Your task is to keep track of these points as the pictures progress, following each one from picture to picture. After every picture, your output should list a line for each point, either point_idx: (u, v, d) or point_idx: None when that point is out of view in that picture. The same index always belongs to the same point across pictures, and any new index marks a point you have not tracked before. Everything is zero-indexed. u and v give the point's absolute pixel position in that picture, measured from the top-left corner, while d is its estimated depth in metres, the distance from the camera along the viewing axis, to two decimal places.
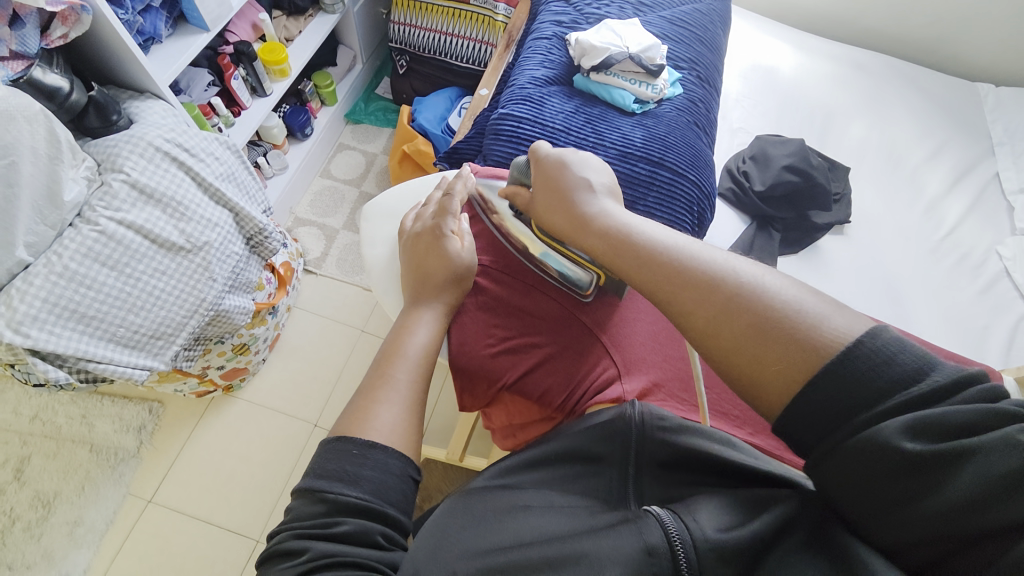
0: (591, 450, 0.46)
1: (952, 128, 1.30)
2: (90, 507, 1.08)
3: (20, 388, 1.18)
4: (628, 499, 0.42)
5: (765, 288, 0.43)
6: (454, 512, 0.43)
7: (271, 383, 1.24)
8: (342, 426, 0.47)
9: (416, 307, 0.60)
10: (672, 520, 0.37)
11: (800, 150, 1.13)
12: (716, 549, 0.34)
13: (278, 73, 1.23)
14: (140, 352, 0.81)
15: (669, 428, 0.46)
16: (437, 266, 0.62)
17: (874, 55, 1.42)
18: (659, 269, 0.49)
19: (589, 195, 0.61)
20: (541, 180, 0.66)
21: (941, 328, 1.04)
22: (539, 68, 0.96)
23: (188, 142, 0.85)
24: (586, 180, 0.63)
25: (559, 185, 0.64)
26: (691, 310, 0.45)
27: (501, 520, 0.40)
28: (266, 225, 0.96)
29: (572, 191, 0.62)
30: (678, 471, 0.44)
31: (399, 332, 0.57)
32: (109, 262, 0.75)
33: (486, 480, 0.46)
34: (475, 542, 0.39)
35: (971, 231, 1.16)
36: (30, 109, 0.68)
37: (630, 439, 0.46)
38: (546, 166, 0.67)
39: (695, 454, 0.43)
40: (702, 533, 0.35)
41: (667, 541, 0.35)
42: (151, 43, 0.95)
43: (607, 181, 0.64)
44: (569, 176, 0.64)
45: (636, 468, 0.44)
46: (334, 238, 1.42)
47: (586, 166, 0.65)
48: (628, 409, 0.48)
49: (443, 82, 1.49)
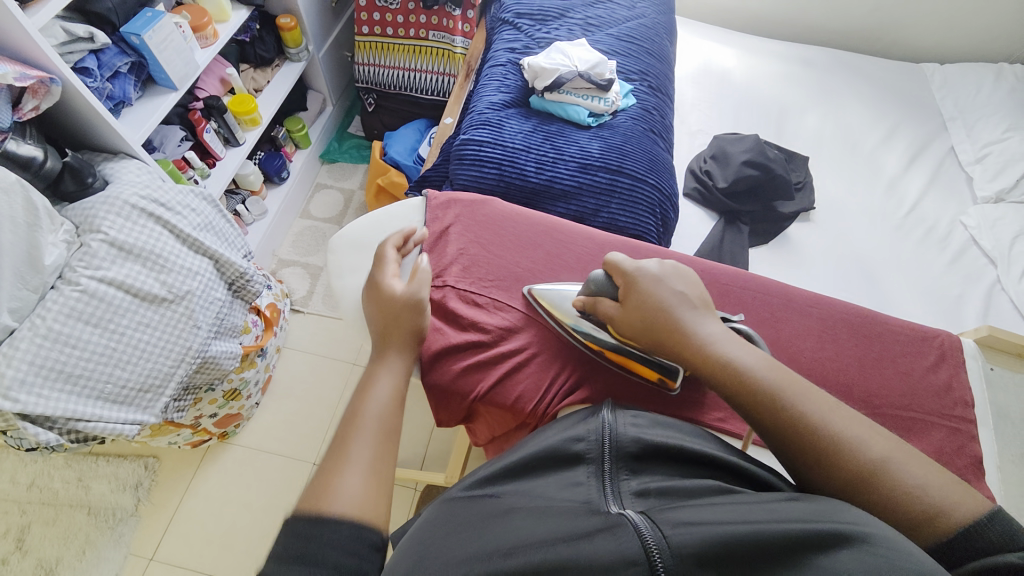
0: (569, 451, 0.47)
1: (903, 109, 1.36)
2: (92, 571, 1.07)
3: (13, 457, 1.17)
4: (607, 497, 0.40)
5: (903, 469, 0.42)
6: (438, 523, 0.42)
7: (267, 426, 1.24)
8: (305, 499, 0.41)
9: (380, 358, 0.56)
10: (648, 528, 0.34)
11: (756, 145, 1.16)
12: (697, 552, 0.31)
13: (249, 122, 1.27)
14: (129, 407, 0.81)
15: (640, 427, 0.48)
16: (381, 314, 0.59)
17: (819, 50, 1.49)
18: (795, 425, 0.45)
19: (692, 314, 0.56)
20: (633, 298, 0.58)
21: (915, 302, 1.07)
22: (496, 93, 1.01)
23: (164, 197, 0.88)
24: (679, 294, 0.57)
25: (660, 299, 0.57)
26: (844, 469, 0.42)
27: (482, 529, 0.39)
28: (247, 269, 0.98)
29: (670, 306, 0.56)
30: (651, 462, 0.44)
31: (362, 391, 0.52)
32: (92, 320, 0.77)
33: (466, 491, 0.46)
34: (454, 555, 0.37)
35: (933, 205, 1.20)
36: (7, 180, 0.71)
37: (604, 436, 0.47)
38: (634, 279, 0.59)
39: (665, 447, 0.45)
40: (678, 534, 0.32)
41: (644, 553, 0.32)
42: (122, 106, 0.98)
43: (699, 292, 0.59)
44: (664, 286, 0.58)
45: (612, 465, 0.44)
46: (318, 276, 1.44)
47: (679, 277, 0.60)
48: (603, 414, 0.50)
49: (412, 115, 1.55)
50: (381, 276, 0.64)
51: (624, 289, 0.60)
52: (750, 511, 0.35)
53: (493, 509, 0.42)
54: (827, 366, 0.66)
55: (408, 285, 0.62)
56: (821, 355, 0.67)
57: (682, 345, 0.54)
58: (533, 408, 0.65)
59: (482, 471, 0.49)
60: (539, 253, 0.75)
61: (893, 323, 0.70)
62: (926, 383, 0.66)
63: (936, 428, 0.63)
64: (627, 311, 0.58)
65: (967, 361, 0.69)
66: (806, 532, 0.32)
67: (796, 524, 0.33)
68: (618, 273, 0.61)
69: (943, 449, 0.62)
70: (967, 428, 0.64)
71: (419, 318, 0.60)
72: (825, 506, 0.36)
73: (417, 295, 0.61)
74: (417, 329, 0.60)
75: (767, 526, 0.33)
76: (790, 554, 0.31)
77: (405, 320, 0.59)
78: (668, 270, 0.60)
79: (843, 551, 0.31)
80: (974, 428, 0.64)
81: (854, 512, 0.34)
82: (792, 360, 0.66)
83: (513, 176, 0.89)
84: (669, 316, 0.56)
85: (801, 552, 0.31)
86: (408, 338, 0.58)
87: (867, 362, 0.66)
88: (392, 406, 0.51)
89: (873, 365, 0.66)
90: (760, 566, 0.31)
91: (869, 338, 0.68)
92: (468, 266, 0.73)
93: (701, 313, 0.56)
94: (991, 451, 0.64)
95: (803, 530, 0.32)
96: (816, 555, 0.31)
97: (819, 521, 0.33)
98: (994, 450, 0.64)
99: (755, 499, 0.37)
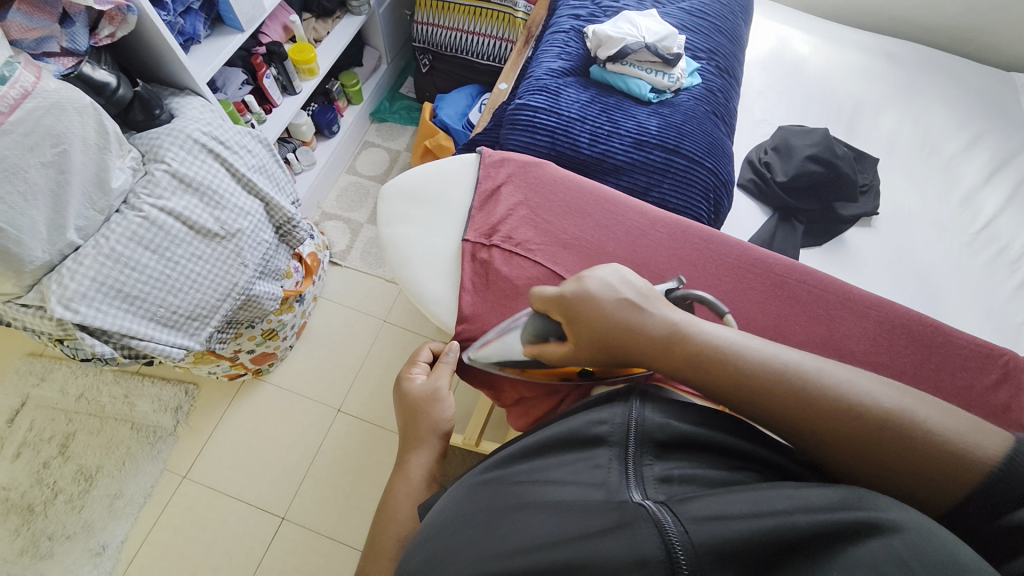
0: (590, 433, 0.45)
1: (989, 118, 1.25)
2: (129, 481, 1.15)
3: (67, 369, 1.27)
4: (627, 484, 0.39)
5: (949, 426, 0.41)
6: (463, 506, 0.42)
7: (298, 369, 1.29)
8: None
9: (404, 462, 0.60)
10: (669, 525, 0.33)
11: (824, 140, 1.11)
12: (718, 548, 0.31)
13: (308, 72, 1.29)
14: (177, 332, 0.86)
15: (669, 414, 0.46)
16: (402, 413, 0.64)
17: (907, 45, 1.37)
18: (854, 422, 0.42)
19: (645, 318, 0.53)
20: (578, 328, 0.55)
21: (975, 324, 0.99)
22: (556, 60, 0.98)
23: (224, 135, 0.91)
24: (624, 300, 0.54)
25: (607, 316, 0.54)
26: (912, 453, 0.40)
27: (499, 521, 0.38)
28: (295, 216, 1.00)
29: (618, 319, 0.53)
30: (676, 449, 0.43)
31: (388, 497, 0.57)
32: (150, 245, 0.81)
33: (483, 476, 0.45)
34: (475, 548, 0.37)
35: (1009, 223, 1.10)
36: (81, 102, 0.74)
37: (629, 422, 0.45)
38: (573, 306, 0.56)
39: (695, 437, 0.43)
40: (699, 530, 0.32)
41: (665, 549, 0.31)
42: (191, 43, 1.01)
43: (639, 285, 0.56)
44: (599, 305, 0.54)
45: (635, 449, 0.42)
46: (359, 231, 1.47)
47: (621, 280, 0.56)
48: (631, 401, 0.47)
49: (465, 79, 1.53)
50: (409, 373, 0.66)
51: (568, 324, 0.56)
52: (770, 500, 0.33)
53: (512, 499, 0.40)
54: (879, 372, 0.63)
55: (430, 379, 0.64)
56: (872, 358, 0.64)
57: (665, 353, 0.51)
58: (567, 375, 0.66)
59: (502, 452, 0.49)
60: (588, 222, 0.73)
61: (957, 335, 0.66)
62: (983, 400, 0.62)
63: None
64: (579, 343, 0.55)
65: None
66: (829, 523, 0.30)
67: (820, 514, 0.31)
68: (555, 307, 0.57)
69: None
70: None
71: (437, 410, 0.62)
72: (847, 493, 0.33)
73: (436, 389, 0.63)
74: (435, 425, 0.61)
75: (788, 518, 0.31)
76: (813, 546, 0.30)
77: (422, 416, 0.62)
78: (599, 281, 0.56)
79: (871, 538, 0.29)
80: None
81: (880, 499, 0.32)
82: (842, 359, 0.64)
83: (565, 146, 0.87)
84: (625, 328, 0.53)
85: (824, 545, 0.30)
86: (425, 434, 0.61)
87: (922, 372, 0.63)
88: (410, 525, 0.54)
89: (928, 376, 0.63)
90: (783, 559, 0.30)
91: (928, 348, 0.65)
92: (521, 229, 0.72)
93: (648, 312, 0.53)
94: None
95: (825, 521, 0.31)
96: (843, 545, 0.30)
97: (840, 510, 0.31)
98: None
99: (777, 484, 0.36)
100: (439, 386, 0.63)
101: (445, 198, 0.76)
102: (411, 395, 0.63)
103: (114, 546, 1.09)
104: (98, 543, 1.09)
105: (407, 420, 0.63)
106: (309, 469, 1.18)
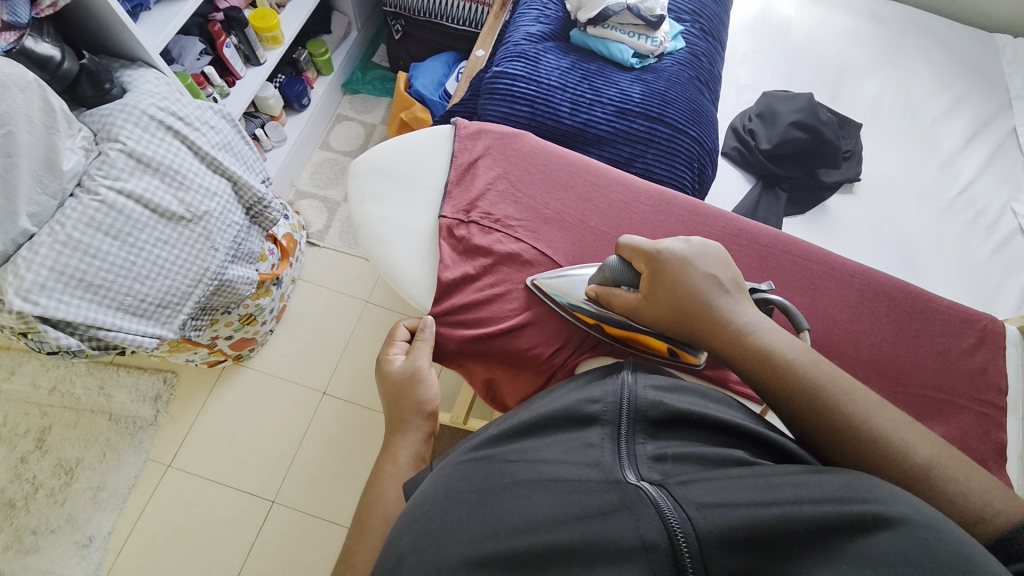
0: (583, 411, 0.44)
1: (970, 80, 1.24)
2: (112, 473, 1.13)
3: (37, 361, 1.22)
4: (622, 464, 0.38)
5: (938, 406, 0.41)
6: (449, 484, 0.41)
7: (280, 353, 1.27)
8: None
9: (390, 445, 0.59)
10: (671, 509, 0.32)
11: (808, 105, 1.09)
12: (724, 536, 0.30)
13: (271, 40, 1.22)
14: (148, 320, 0.82)
15: (662, 391, 0.45)
16: (385, 396, 0.62)
17: (891, 5, 1.35)
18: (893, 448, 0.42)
19: (726, 303, 0.51)
20: (660, 286, 0.53)
21: (951, 288, 1.01)
22: (534, 23, 0.93)
23: (182, 110, 0.85)
24: (711, 278, 0.52)
25: (689, 288, 0.52)
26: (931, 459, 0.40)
27: (489, 501, 0.37)
28: (266, 196, 0.96)
29: (701, 294, 0.51)
30: (668, 427, 0.42)
31: (373, 481, 0.56)
32: (112, 231, 0.76)
33: (471, 455, 0.44)
34: (467, 530, 0.36)
35: (987, 187, 1.11)
36: (24, 78, 0.68)
37: (623, 397, 0.44)
38: (661, 263, 0.54)
39: (687, 414, 0.42)
40: (704, 517, 0.31)
41: (667, 535, 0.31)
42: (140, 10, 0.93)
43: (732, 274, 0.54)
44: (692, 270, 0.53)
45: (628, 428, 0.41)
46: (336, 210, 1.42)
47: (712, 259, 0.54)
48: (623, 375, 0.47)
49: (440, 47, 1.46)
50: (387, 355, 0.65)
51: (648, 277, 0.55)
52: (773, 487, 0.33)
53: (502, 477, 0.39)
54: (861, 340, 0.64)
55: (409, 360, 0.62)
56: (853, 327, 0.64)
57: (734, 350, 0.49)
58: (550, 354, 0.65)
59: (490, 430, 0.47)
60: (571, 195, 0.71)
61: (937, 301, 0.66)
62: (959, 365, 0.63)
63: (963, 411, 0.62)
64: (652, 300, 0.54)
65: (1007, 347, 0.65)
66: (836, 516, 0.30)
67: (826, 506, 0.31)
68: (642, 259, 0.56)
69: (967, 433, 0.61)
70: (996, 414, 0.62)
71: (420, 390, 0.61)
72: (848, 478, 0.34)
73: (417, 368, 0.61)
74: (419, 405, 0.60)
75: (795, 509, 0.31)
76: (820, 537, 0.30)
77: (405, 397, 0.60)
78: (695, 249, 0.54)
79: (880, 532, 0.30)
80: (1002, 415, 0.62)
81: (884, 490, 0.33)
82: (823, 327, 0.64)
83: (545, 116, 0.83)
84: (704, 308, 0.51)
85: (833, 537, 0.30)
86: (410, 416, 0.59)
87: (901, 339, 0.64)
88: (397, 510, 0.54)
89: (907, 342, 0.64)
90: (790, 549, 0.30)
91: (908, 315, 0.65)
92: (503, 202, 0.70)
93: (736, 300, 0.51)
94: (1015, 442, 0.61)
95: (832, 514, 0.31)
96: (849, 539, 0.30)
97: (846, 501, 0.31)
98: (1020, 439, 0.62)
99: (776, 468, 0.35)
100: (420, 366, 0.62)
101: (420, 173, 0.73)
102: (392, 377, 0.62)
103: (101, 537, 1.08)
104: (85, 535, 1.08)
105: (390, 403, 0.61)
106: (297, 453, 1.17)
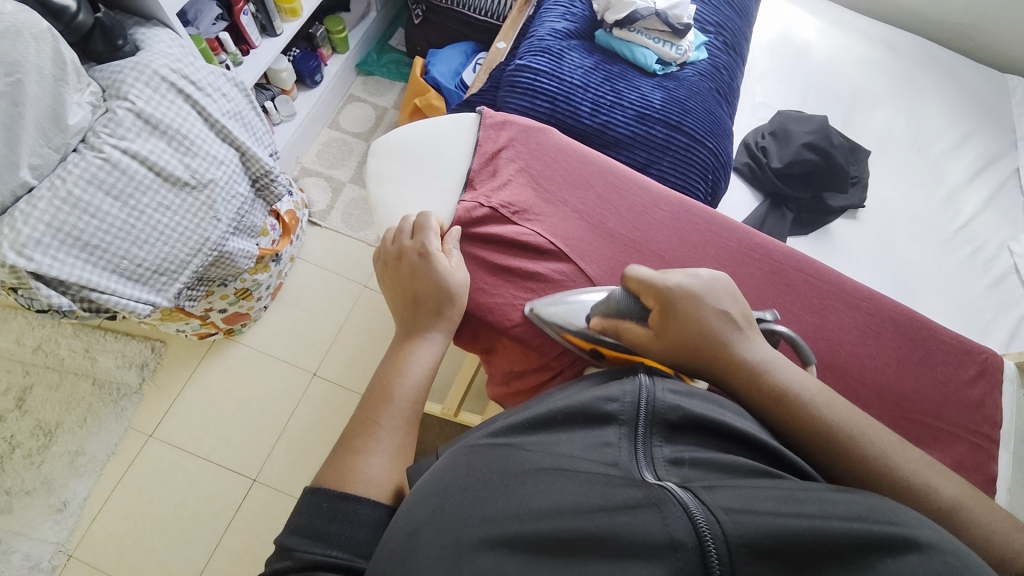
0: (601, 410, 0.44)
1: (979, 117, 1.26)
2: (92, 438, 1.11)
3: (22, 319, 1.19)
4: (639, 464, 0.39)
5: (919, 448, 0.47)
6: (460, 467, 0.41)
7: (272, 331, 1.25)
8: (325, 477, 0.47)
9: (413, 342, 0.59)
10: (699, 510, 0.32)
11: (822, 128, 1.10)
12: (752, 542, 0.30)
13: (290, 12, 1.20)
14: (143, 286, 0.80)
15: (680, 395, 0.44)
16: (426, 288, 0.60)
17: (909, 37, 1.36)
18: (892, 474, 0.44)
19: (741, 339, 0.53)
20: (677, 322, 0.53)
21: (945, 321, 1.03)
22: (559, 20, 0.93)
23: (194, 74, 0.83)
24: (726, 315, 0.53)
25: (703, 325, 0.53)
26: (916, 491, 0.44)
27: (504, 487, 0.37)
28: (273, 168, 0.94)
29: (716, 331, 0.52)
30: (686, 431, 0.42)
31: (391, 372, 0.56)
32: (113, 192, 0.74)
33: (488, 439, 0.43)
34: (482, 510, 0.36)
35: (987, 224, 1.13)
36: (38, 26, 0.67)
37: (641, 400, 0.44)
38: (674, 298, 0.54)
39: (706, 420, 0.42)
40: (732, 521, 0.31)
41: (695, 535, 0.31)
42: None
43: (742, 308, 0.55)
44: (703, 308, 0.53)
45: (646, 429, 0.42)
46: (340, 190, 1.40)
47: (725, 293, 0.55)
48: (641, 377, 0.47)
49: (459, 35, 1.44)
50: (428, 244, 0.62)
51: (659, 314, 0.54)
52: (801, 500, 0.33)
53: (518, 464, 0.39)
54: (864, 363, 0.64)
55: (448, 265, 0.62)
56: (859, 349, 0.65)
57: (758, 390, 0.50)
58: (559, 352, 0.64)
59: (504, 420, 0.47)
60: (590, 194, 0.71)
61: (942, 331, 0.67)
62: (959, 395, 0.64)
63: (958, 441, 0.63)
64: (664, 338, 0.53)
65: (1007, 382, 0.66)
66: (866, 535, 0.31)
67: (857, 524, 0.31)
68: (651, 293, 0.55)
69: (960, 462, 0.62)
70: (989, 446, 0.63)
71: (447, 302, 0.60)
72: (874, 501, 0.34)
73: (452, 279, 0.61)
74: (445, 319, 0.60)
75: (822, 522, 0.31)
76: (849, 553, 0.30)
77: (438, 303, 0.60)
78: (707, 284, 0.55)
79: (909, 556, 0.30)
80: (995, 447, 0.63)
81: (908, 514, 0.33)
82: (829, 348, 0.65)
83: (565, 113, 0.83)
84: (718, 343, 0.52)
85: (862, 553, 0.30)
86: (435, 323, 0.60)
87: (905, 366, 0.65)
88: None
89: (911, 369, 0.65)
90: (820, 564, 0.30)
91: (914, 343, 0.66)
92: (528, 193, 0.70)
93: (748, 337, 0.53)
94: (1005, 474, 0.63)
95: (862, 532, 0.31)
96: (879, 557, 0.30)
97: (876, 522, 0.32)
98: (1010, 472, 0.63)
99: (802, 484, 0.36)
100: (455, 280, 0.61)
101: (438, 158, 0.73)
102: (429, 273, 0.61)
103: (76, 503, 1.06)
104: (60, 500, 1.05)
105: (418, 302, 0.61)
106: (283, 433, 1.16)
